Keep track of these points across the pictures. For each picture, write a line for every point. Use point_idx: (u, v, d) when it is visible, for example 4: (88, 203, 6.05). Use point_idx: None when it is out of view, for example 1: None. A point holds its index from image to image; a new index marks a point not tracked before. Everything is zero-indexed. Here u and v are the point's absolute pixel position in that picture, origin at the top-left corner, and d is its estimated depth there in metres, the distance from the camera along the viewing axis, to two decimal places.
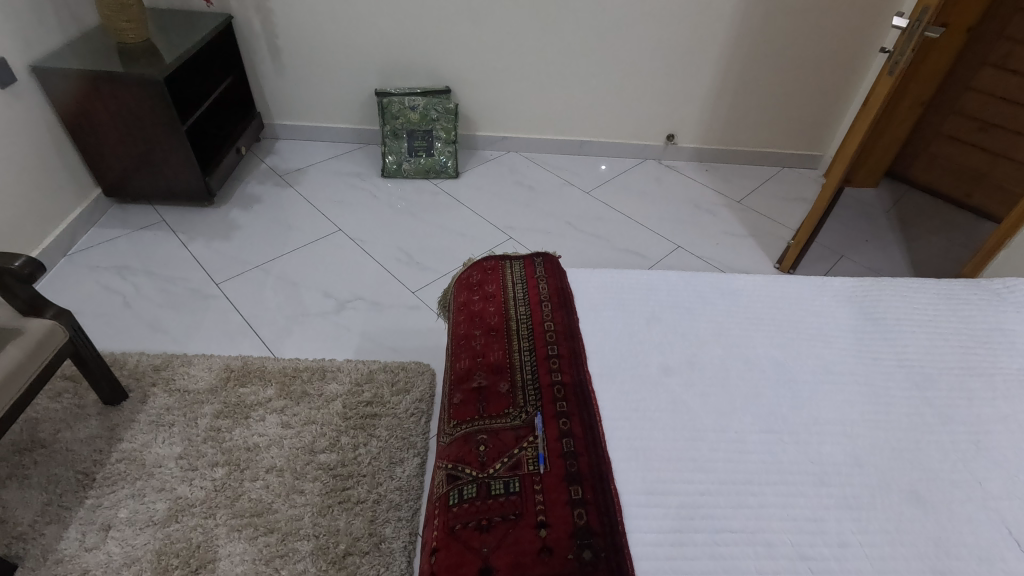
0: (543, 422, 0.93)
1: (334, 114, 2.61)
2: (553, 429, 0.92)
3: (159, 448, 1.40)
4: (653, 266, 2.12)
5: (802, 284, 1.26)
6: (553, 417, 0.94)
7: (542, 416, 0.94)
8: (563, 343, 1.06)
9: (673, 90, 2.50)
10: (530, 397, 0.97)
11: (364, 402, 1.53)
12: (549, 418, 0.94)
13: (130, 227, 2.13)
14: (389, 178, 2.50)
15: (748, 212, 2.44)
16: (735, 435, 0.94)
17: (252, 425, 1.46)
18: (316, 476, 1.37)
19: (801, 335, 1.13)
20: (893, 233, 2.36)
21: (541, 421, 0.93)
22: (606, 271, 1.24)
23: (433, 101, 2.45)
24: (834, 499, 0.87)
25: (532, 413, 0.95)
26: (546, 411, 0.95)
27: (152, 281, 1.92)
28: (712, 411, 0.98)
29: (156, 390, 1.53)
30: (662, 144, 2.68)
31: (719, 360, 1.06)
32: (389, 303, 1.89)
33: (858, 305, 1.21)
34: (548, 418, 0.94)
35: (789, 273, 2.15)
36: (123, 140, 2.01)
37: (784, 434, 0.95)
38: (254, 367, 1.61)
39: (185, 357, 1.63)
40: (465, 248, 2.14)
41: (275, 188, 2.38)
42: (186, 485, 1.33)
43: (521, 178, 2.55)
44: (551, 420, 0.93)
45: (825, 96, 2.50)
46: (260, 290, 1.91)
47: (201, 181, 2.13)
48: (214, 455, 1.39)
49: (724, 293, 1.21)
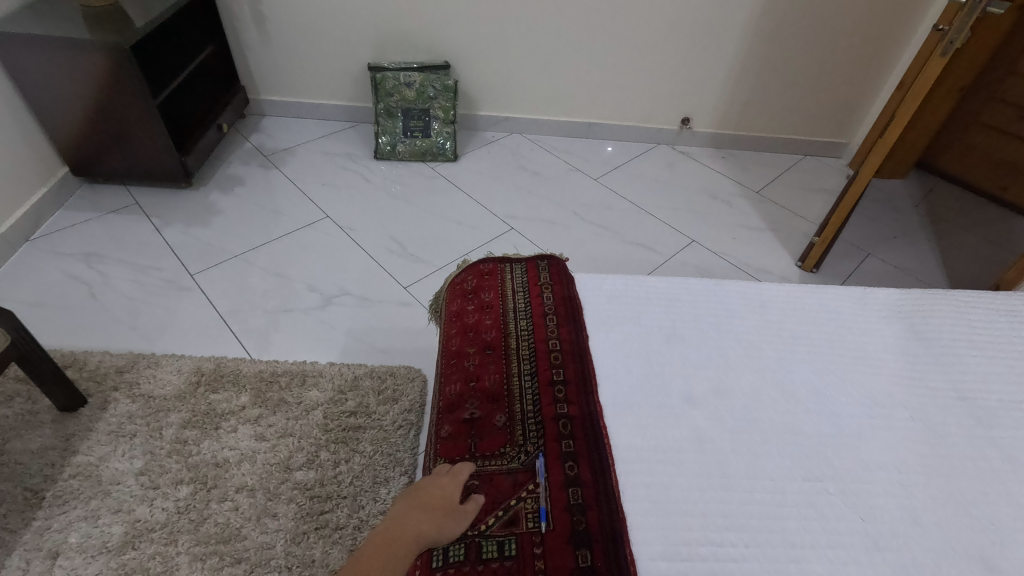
0: (546, 466, 0.79)
1: (324, 90, 2.42)
2: (558, 475, 0.78)
3: (117, 463, 1.26)
4: (666, 262, 1.96)
5: (844, 295, 1.10)
6: (559, 459, 0.80)
7: (547, 460, 0.80)
8: (571, 366, 0.91)
9: (691, 70, 2.30)
10: (532, 433, 0.83)
11: (348, 413, 1.39)
12: (554, 461, 0.80)
13: (100, 210, 1.96)
14: (382, 160, 2.32)
15: (768, 204, 2.27)
16: (770, 483, 0.80)
17: (222, 437, 1.33)
18: (292, 497, 1.23)
19: (845, 358, 0.97)
20: (923, 229, 2.18)
21: (544, 465, 0.80)
22: (620, 277, 1.08)
23: (431, 77, 2.27)
24: (891, 568, 0.73)
25: (535, 454, 0.81)
26: (551, 453, 0.81)
27: (120, 270, 1.76)
28: (744, 451, 0.83)
29: (117, 395, 1.39)
30: (676, 128, 2.50)
31: (751, 387, 0.91)
32: (379, 299, 1.74)
33: (908, 321, 1.05)
34: (552, 460, 0.80)
35: (812, 272, 1.98)
36: (90, 115, 1.83)
37: (828, 482, 0.81)
38: (227, 371, 1.46)
39: (152, 357, 1.48)
40: (463, 239, 1.98)
41: (260, 169, 2.21)
42: (145, 507, 1.19)
43: (524, 162, 2.37)
44: (556, 464, 0.79)
45: (855, 79, 2.30)
46: (239, 282, 1.75)
47: (177, 161, 1.96)
48: (179, 471, 1.25)
49: (755, 305, 1.06)
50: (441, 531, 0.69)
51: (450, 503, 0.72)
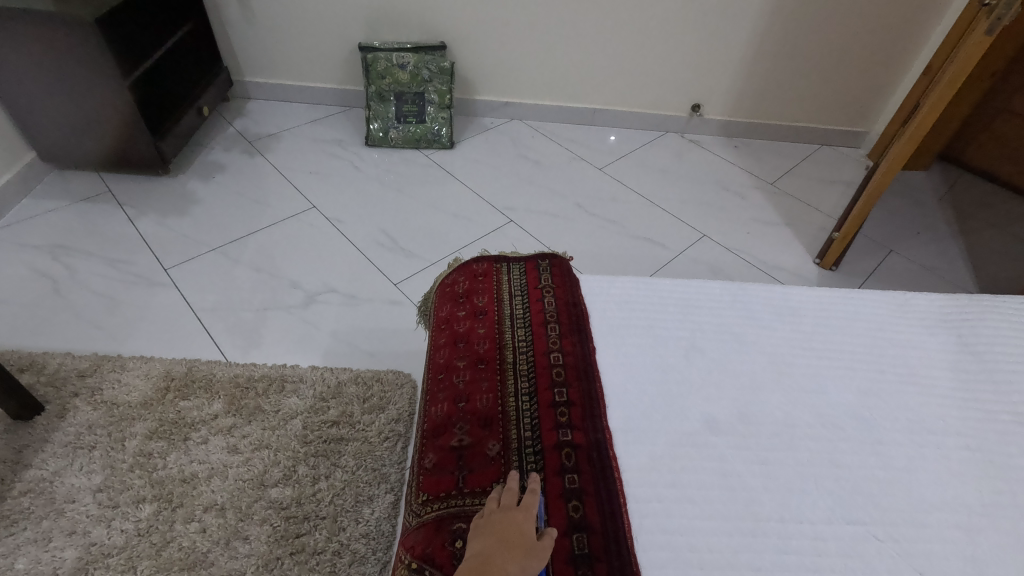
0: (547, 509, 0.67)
1: (312, 72, 2.28)
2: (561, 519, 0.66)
3: (73, 478, 1.15)
4: (675, 258, 1.83)
5: (882, 301, 0.98)
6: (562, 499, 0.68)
7: (549, 497, 0.68)
8: (575, 385, 0.80)
9: (704, 53, 2.16)
10: (529, 465, 0.71)
11: (329, 423, 1.28)
12: (556, 497, 0.68)
13: (69, 198, 1.83)
14: (373, 147, 2.19)
15: (783, 196, 2.14)
16: (808, 527, 0.68)
17: (191, 449, 1.21)
18: (265, 517, 1.12)
19: (887, 375, 0.85)
20: (948, 224, 2.06)
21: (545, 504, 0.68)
22: (631, 280, 0.96)
23: (425, 58, 2.13)
24: None
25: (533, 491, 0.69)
26: (551, 488, 0.69)
27: (89, 264, 1.63)
28: (776, 488, 0.71)
29: (78, 402, 1.27)
30: (686, 116, 2.36)
31: (782, 411, 0.79)
32: (366, 297, 1.61)
33: (956, 332, 0.93)
34: (554, 497, 0.68)
35: (831, 270, 1.86)
36: (57, 97, 1.70)
37: (876, 525, 0.69)
38: (199, 375, 1.34)
39: (118, 360, 1.36)
40: (458, 232, 1.85)
41: (243, 156, 2.07)
42: (103, 528, 1.08)
43: (525, 150, 2.24)
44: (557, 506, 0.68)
45: (878, 64, 2.16)
46: (216, 278, 1.63)
47: (152, 146, 1.83)
48: (141, 488, 1.14)
49: (783, 312, 0.94)
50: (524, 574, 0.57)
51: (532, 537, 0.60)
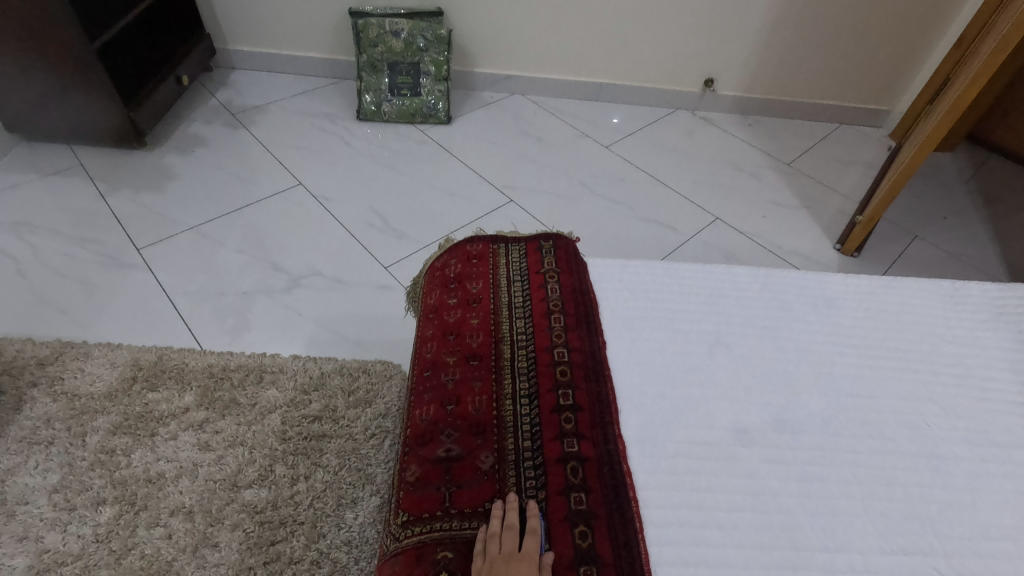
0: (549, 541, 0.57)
1: (300, 40, 2.13)
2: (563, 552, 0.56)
3: (27, 478, 1.04)
4: (686, 242, 1.72)
5: (928, 290, 0.86)
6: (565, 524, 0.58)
7: (555, 524, 0.58)
8: (582, 386, 0.69)
9: (720, 24, 2.02)
10: (529, 483, 0.61)
11: (310, 418, 1.17)
12: (559, 522, 0.58)
13: (37, 172, 1.71)
14: (365, 121, 2.05)
15: (801, 178, 2.01)
16: (856, 558, 0.58)
17: (158, 446, 1.11)
18: (238, 522, 1.02)
19: (941, 377, 0.75)
20: (976, 209, 1.93)
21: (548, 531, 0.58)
22: (646, 265, 0.85)
23: (421, 25, 1.98)
24: None
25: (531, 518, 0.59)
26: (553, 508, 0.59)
27: (55, 243, 1.51)
28: (818, 511, 0.61)
29: (36, 393, 1.17)
30: (698, 91, 2.22)
31: (821, 418, 0.69)
32: (354, 281, 1.50)
33: (1015, 327, 0.82)
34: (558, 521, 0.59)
35: (852, 257, 1.74)
36: (18, 61, 1.56)
37: (937, 556, 0.58)
38: (169, 365, 1.24)
39: (83, 347, 1.26)
40: (454, 212, 1.73)
41: (226, 129, 1.94)
42: (57, 533, 0.98)
43: (527, 126, 2.10)
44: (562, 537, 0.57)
45: (905, 36, 2.01)
46: (193, 259, 1.51)
47: (125, 116, 1.69)
48: (102, 489, 1.04)
49: (819, 304, 0.83)
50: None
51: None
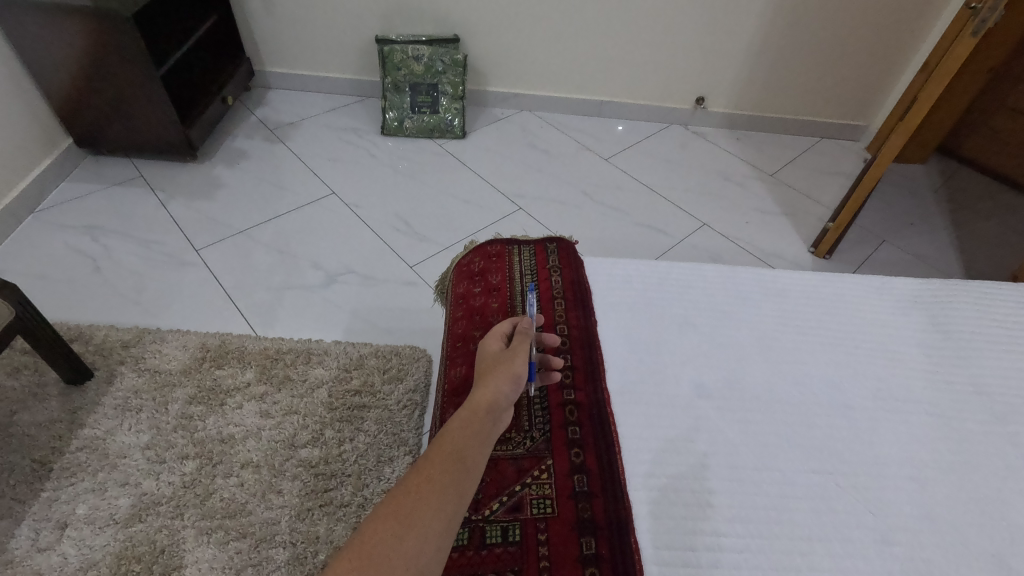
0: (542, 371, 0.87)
1: (330, 63, 2.37)
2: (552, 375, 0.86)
3: (123, 436, 1.27)
4: (676, 245, 1.93)
5: (861, 283, 1.07)
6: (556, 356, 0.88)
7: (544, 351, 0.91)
8: (578, 352, 0.91)
9: (708, 48, 2.23)
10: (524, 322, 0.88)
11: (352, 392, 1.39)
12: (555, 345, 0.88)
13: (104, 182, 1.94)
14: (389, 136, 2.28)
15: (782, 187, 2.22)
16: (779, 476, 0.78)
17: (227, 413, 1.33)
18: (296, 474, 1.24)
19: (860, 349, 0.95)
20: (941, 215, 2.13)
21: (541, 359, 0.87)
22: (632, 263, 1.07)
23: (439, 51, 2.22)
24: (901, 563, 0.71)
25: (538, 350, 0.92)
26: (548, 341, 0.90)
27: (125, 244, 1.75)
28: (754, 444, 0.81)
29: (124, 369, 1.39)
30: (690, 108, 2.43)
31: (764, 379, 0.89)
32: (383, 278, 1.72)
33: (927, 313, 1.02)
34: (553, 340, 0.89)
35: (825, 258, 1.94)
36: (93, 85, 1.79)
37: (839, 475, 0.79)
38: (232, 347, 1.46)
39: (158, 332, 1.48)
40: (469, 218, 1.95)
41: (265, 143, 2.17)
42: (152, 480, 1.20)
43: (534, 140, 2.33)
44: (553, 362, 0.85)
45: (879, 58, 2.22)
46: (243, 258, 1.74)
47: (181, 133, 1.92)
48: (185, 446, 1.26)
49: (769, 293, 1.03)
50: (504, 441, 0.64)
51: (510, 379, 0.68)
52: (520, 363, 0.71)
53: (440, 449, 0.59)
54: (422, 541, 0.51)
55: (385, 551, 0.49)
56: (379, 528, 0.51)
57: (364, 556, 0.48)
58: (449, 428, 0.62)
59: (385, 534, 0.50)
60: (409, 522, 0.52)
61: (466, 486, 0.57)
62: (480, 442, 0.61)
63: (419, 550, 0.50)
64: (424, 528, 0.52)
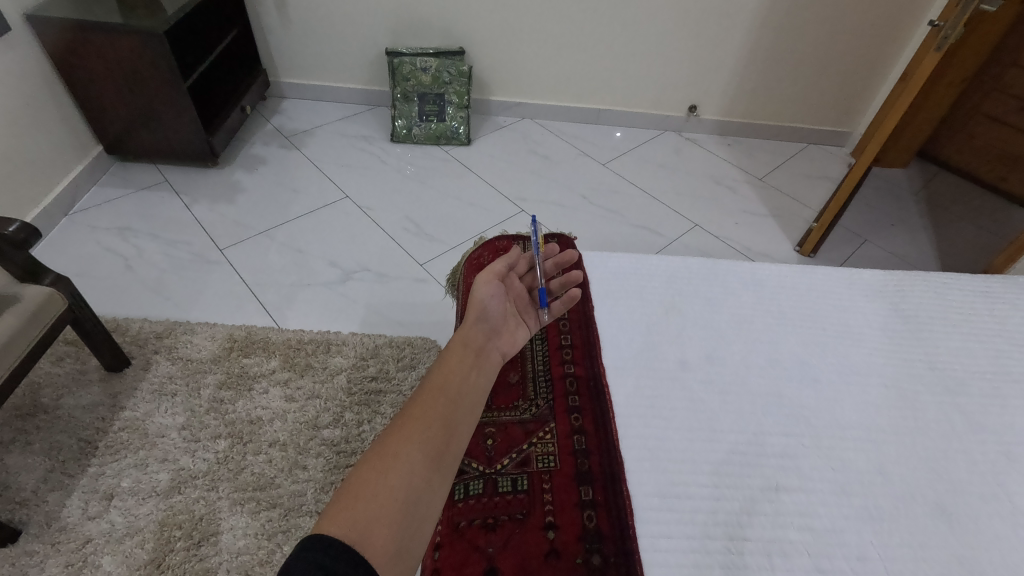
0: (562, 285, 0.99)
1: (342, 74, 2.50)
2: (572, 293, 0.94)
3: (160, 418, 1.39)
4: (669, 244, 2.05)
5: (832, 274, 1.19)
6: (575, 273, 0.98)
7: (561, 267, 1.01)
8: (577, 333, 1.06)
9: (700, 59, 2.36)
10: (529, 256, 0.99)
11: (369, 378, 1.51)
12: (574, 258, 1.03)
13: (132, 187, 2.06)
14: (398, 143, 2.40)
15: (771, 190, 2.34)
16: (753, 438, 0.89)
17: (254, 397, 1.45)
18: (319, 451, 1.35)
19: (828, 331, 1.07)
20: (921, 217, 2.25)
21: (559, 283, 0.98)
22: (625, 256, 1.19)
23: (446, 63, 2.34)
24: (856, 510, 0.82)
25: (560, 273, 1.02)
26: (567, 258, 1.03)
27: (154, 244, 1.87)
28: (731, 412, 0.93)
29: (158, 358, 1.51)
30: (683, 115, 2.56)
31: (742, 356, 1.01)
32: (395, 276, 1.84)
33: (890, 300, 1.14)
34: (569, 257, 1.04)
35: (809, 257, 2.06)
36: (123, 96, 1.91)
37: (805, 437, 0.90)
38: (257, 338, 1.58)
39: (187, 325, 1.60)
40: (475, 220, 2.07)
41: (281, 150, 2.30)
42: (188, 457, 1.32)
43: (536, 146, 2.45)
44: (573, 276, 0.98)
45: (861, 68, 2.34)
46: (263, 258, 1.86)
47: (205, 140, 2.05)
48: (217, 427, 1.38)
49: (750, 283, 1.15)
50: (477, 388, 0.74)
51: (472, 312, 0.84)
52: (484, 302, 0.86)
53: (412, 407, 0.68)
54: (407, 473, 0.60)
55: (371, 488, 0.58)
56: (365, 472, 0.60)
57: (353, 490, 0.57)
58: (426, 386, 0.72)
59: (370, 475, 0.59)
60: (394, 460, 0.61)
61: (438, 430, 0.66)
62: (451, 394, 0.71)
63: (404, 480, 0.59)
64: (404, 465, 0.61)
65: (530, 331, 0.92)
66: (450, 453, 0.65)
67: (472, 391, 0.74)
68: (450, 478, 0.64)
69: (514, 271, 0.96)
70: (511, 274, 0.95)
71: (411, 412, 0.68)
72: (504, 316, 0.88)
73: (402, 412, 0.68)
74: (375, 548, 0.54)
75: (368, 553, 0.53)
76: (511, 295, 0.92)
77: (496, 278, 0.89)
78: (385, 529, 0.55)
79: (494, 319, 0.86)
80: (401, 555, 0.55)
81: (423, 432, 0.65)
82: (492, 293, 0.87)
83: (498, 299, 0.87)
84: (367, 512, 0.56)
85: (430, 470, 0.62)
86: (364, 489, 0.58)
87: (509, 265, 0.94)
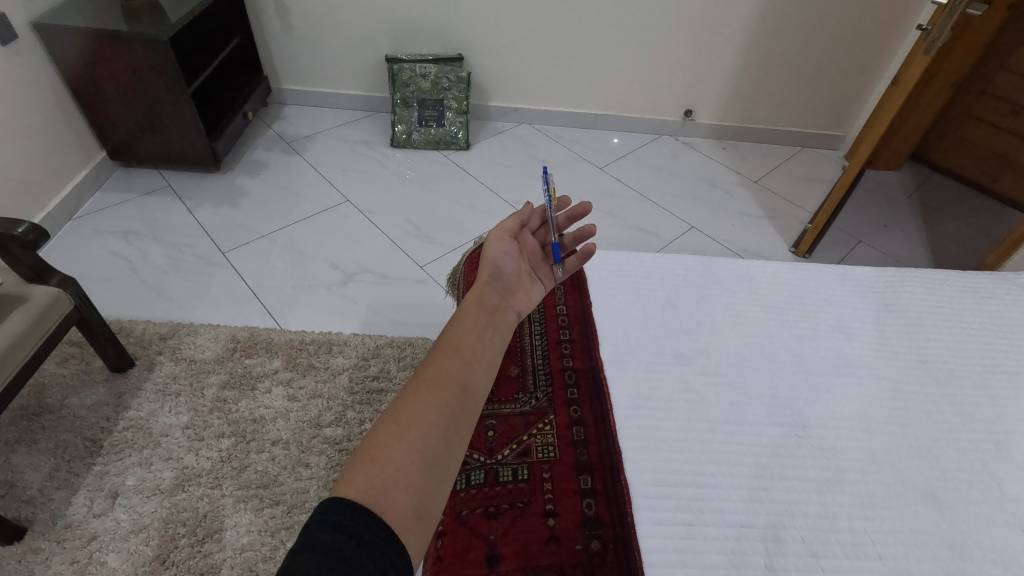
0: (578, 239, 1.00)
1: (342, 80, 2.54)
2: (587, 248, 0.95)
3: (164, 417, 1.40)
4: (666, 246, 2.08)
5: (825, 271, 1.21)
6: (589, 226, 0.98)
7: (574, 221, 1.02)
8: (575, 327, 1.07)
9: (696, 65, 2.40)
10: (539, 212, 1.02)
11: (370, 377, 1.52)
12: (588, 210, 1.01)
13: (136, 191, 2.09)
14: (398, 147, 2.44)
15: (766, 192, 2.38)
16: (748, 428, 0.91)
17: (257, 396, 1.46)
18: (321, 450, 1.37)
19: (821, 325, 1.09)
20: (913, 217, 2.28)
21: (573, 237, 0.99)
22: (623, 254, 1.21)
23: (445, 69, 2.38)
24: (848, 497, 0.84)
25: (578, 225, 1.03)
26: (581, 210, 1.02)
27: (157, 247, 1.89)
28: (727, 403, 0.95)
29: (162, 359, 1.53)
30: (680, 120, 2.60)
31: (737, 350, 1.03)
32: (397, 277, 1.86)
33: (881, 295, 1.16)
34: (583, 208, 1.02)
35: (804, 257, 2.09)
36: (127, 101, 1.94)
37: (799, 427, 0.92)
38: (260, 338, 1.60)
39: (191, 326, 1.62)
40: (475, 222, 2.10)
41: (283, 155, 2.33)
42: (192, 455, 1.33)
43: (534, 151, 2.49)
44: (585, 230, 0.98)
45: (854, 72, 2.38)
46: (266, 260, 1.88)
47: (208, 145, 2.08)
48: (220, 425, 1.39)
49: (745, 280, 1.18)
50: (489, 350, 0.76)
51: (485, 271, 0.88)
52: (495, 261, 0.89)
53: (425, 371, 0.70)
54: (422, 435, 0.62)
55: (389, 450, 0.60)
56: (382, 435, 0.62)
57: (371, 452, 0.59)
58: (438, 352, 0.73)
59: (387, 439, 0.61)
60: (408, 423, 0.63)
61: (452, 392, 0.68)
62: (463, 357, 0.73)
63: (419, 441, 0.61)
64: (420, 428, 0.63)
65: (546, 287, 0.95)
66: (463, 415, 0.67)
67: (485, 352, 0.75)
68: (466, 437, 0.66)
69: (526, 229, 0.99)
70: (523, 232, 0.97)
71: (424, 377, 0.69)
72: (518, 273, 0.91)
73: (416, 377, 0.70)
74: (395, 508, 0.56)
75: (389, 513, 0.55)
76: (524, 253, 0.95)
77: (508, 237, 0.93)
78: (404, 490, 0.57)
79: (507, 277, 0.89)
80: (420, 514, 0.58)
81: (436, 396, 0.67)
82: (504, 251, 0.91)
83: (510, 257, 0.91)
84: (385, 475, 0.58)
85: (445, 430, 0.64)
86: (381, 451, 0.60)
87: (521, 222, 0.97)
